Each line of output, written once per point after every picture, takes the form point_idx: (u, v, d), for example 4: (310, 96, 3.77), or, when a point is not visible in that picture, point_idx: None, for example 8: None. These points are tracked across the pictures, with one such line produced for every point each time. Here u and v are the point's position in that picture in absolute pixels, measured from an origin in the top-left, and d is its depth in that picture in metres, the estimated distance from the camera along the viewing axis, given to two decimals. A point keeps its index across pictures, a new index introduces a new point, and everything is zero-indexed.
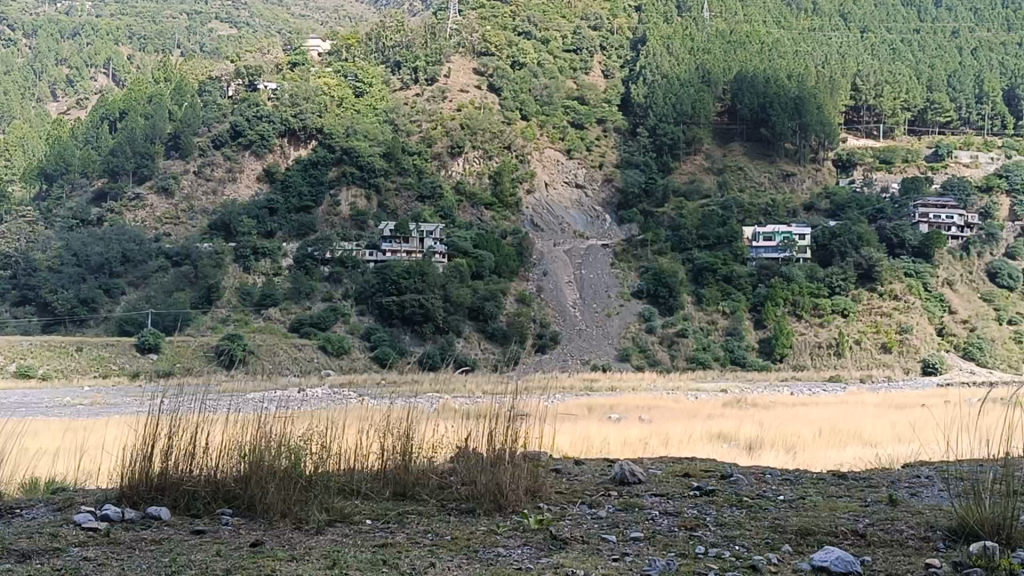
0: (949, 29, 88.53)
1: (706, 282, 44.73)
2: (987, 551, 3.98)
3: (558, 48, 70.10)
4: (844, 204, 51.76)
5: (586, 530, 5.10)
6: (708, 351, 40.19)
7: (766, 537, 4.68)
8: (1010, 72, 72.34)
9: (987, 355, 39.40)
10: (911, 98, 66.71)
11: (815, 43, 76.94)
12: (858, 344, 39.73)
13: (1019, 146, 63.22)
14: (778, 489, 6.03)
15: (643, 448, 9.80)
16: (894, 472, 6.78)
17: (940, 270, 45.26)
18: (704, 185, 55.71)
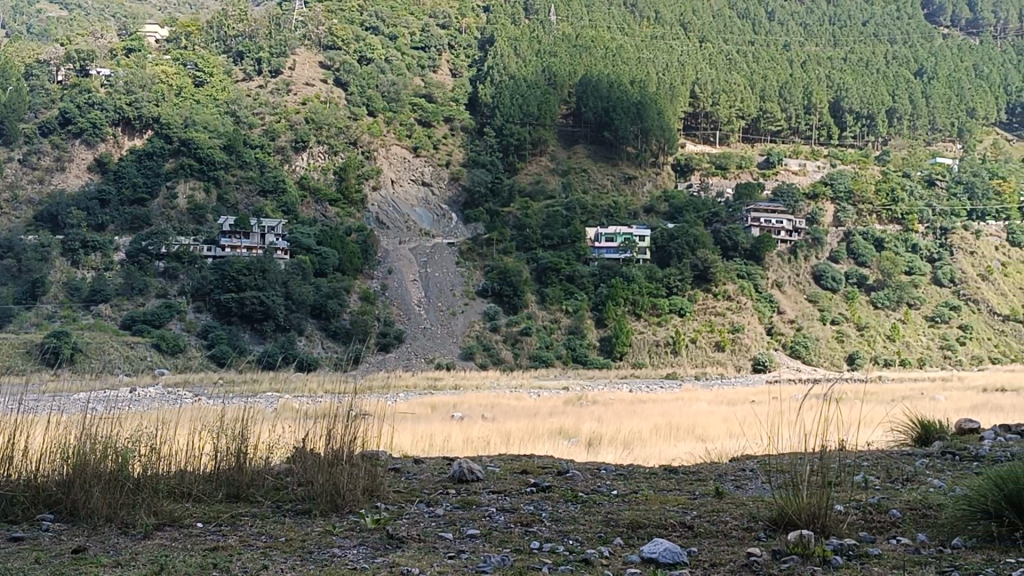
0: (781, 43, 92.84)
1: (550, 282, 45.44)
2: (803, 539, 4.14)
3: (406, 45, 69.97)
4: (681, 207, 53.64)
5: (423, 528, 5.08)
6: (550, 349, 40.67)
7: (597, 531, 4.77)
8: (836, 84, 76.28)
9: (813, 353, 41.29)
10: (745, 107, 69.61)
11: (657, 51, 79.29)
12: (693, 343, 41.10)
13: (842, 155, 66.80)
14: (613, 484, 6.17)
15: (484, 446, 9.81)
16: (724, 466, 7.08)
17: (769, 272, 47.42)
18: (549, 185, 56.53)
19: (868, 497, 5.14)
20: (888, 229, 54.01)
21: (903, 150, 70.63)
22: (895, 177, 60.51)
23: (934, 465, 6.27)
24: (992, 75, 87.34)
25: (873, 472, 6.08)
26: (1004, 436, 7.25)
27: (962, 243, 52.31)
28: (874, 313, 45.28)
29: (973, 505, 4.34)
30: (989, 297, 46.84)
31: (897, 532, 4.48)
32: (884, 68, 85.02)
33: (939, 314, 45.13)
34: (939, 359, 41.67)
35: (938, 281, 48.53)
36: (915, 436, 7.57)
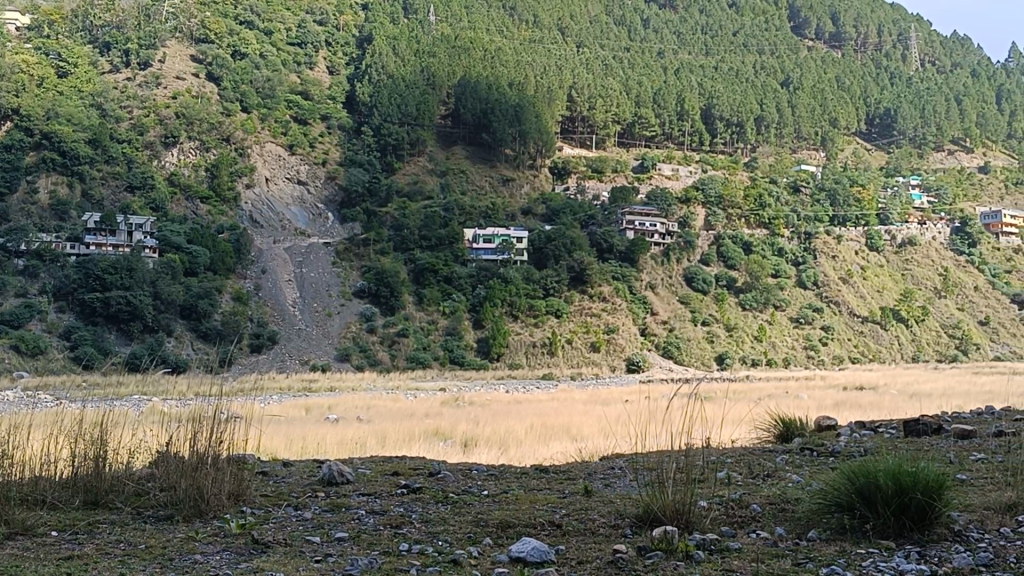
0: (655, 50, 95.18)
1: (427, 282, 45.34)
2: (667, 536, 4.22)
3: (281, 40, 68.78)
4: (558, 209, 54.27)
5: (289, 532, 4.98)
6: (427, 350, 40.50)
7: (467, 531, 4.77)
8: (707, 92, 78.45)
9: (684, 353, 42.24)
10: (620, 111, 70.99)
11: (535, 54, 80.02)
12: (569, 343, 41.55)
13: (713, 161, 68.79)
14: (482, 484, 6.17)
15: (358, 448, 9.77)
16: (591, 465, 7.15)
17: (643, 274, 48.35)
18: (428, 185, 56.29)
19: (731, 492, 5.28)
20: (756, 233, 55.81)
21: (771, 157, 73.22)
22: (762, 183, 62.68)
23: (793, 461, 6.50)
24: (852, 87, 91.54)
25: (738, 468, 6.25)
26: (858, 432, 7.58)
27: (824, 247, 54.43)
28: (742, 313, 46.59)
29: (829, 499, 4.50)
30: (850, 300, 48.88)
31: (758, 526, 4.61)
32: (752, 77, 88.03)
33: (803, 315, 46.85)
34: (804, 358, 43.24)
35: (802, 284, 50.40)
36: (778, 433, 7.81)
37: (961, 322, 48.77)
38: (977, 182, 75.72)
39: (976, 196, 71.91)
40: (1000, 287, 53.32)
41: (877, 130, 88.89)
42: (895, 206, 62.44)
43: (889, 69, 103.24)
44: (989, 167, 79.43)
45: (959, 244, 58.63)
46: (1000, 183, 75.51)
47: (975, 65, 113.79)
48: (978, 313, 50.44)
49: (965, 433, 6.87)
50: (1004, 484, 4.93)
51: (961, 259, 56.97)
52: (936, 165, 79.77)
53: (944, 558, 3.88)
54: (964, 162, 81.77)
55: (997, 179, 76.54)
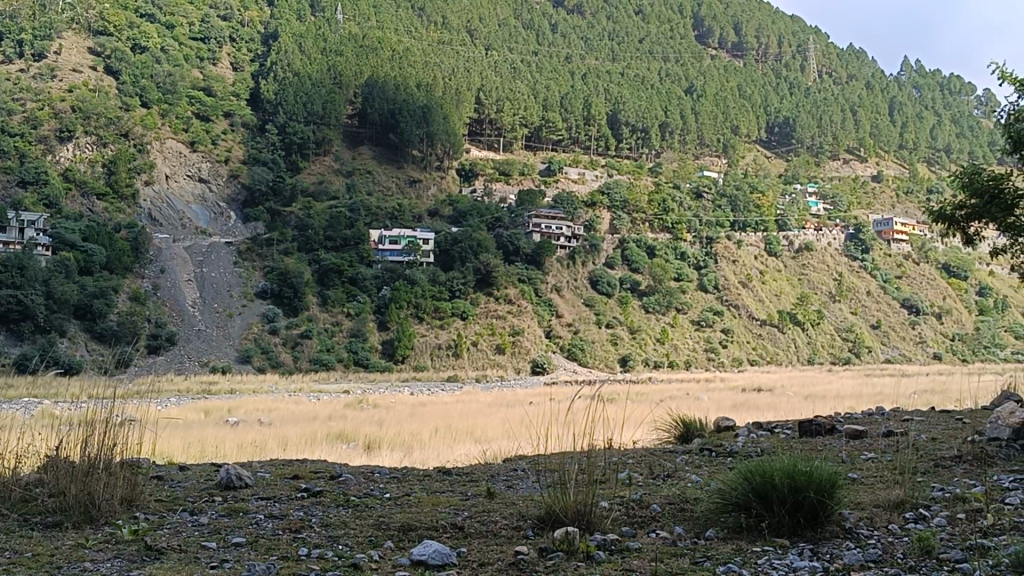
0: (563, 55, 96.23)
1: (332, 284, 44.88)
2: (568, 537, 4.23)
3: (184, 35, 67.34)
4: (465, 211, 54.30)
5: (185, 539, 4.85)
6: (331, 352, 40.01)
7: (369, 535, 4.71)
8: (614, 97, 79.63)
9: (588, 355, 42.54)
10: (528, 115, 71.54)
11: (444, 56, 80.07)
12: (475, 345, 41.55)
13: (619, 166, 69.79)
14: (384, 488, 6.12)
15: (259, 451, 9.61)
16: (494, 467, 7.15)
17: (549, 277, 48.67)
18: (334, 185, 55.56)
19: (632, 494, 5.34)
20: (659, 237, 56.74)
21: (674, 163, 74.57)
22: (666, 188, 63.87)
23: (693, 462, 6.61)
24: (753, 96, 94.03)
25: (639, 469, 6.33)
26: (755, 433, 7.77)
27: (725, 252, 55.61)
28: (645, 316, 47.22)
29: (728, 499, 4.58)
30: (749, 303, 50.02)
31: (657, 526, 4.67)
32: (657, 84, 89.65)
33: (704, 318, 47.73)
34: (704, 360, 44.03)
35: (703, 287, 51.39)
36: (678, 433, 7.96)
37: (854, 326, 50.30)
38: (870, 190, 78.39)
39: (869, 204, 74.42)
40: (891, 292, 55.22)
41: (777, 138, 91.37)
42: (793, 212, 64.34)
43: (788, 80, 106.34)
44: (881, 176, 82.35)
45: (852, 250, 60.57)
46: (892, 192, 78.32)
47: (869, 78, 118.02)
48: (870, 317, 52.11)
49: (857, 433, 7.08)
50: (892, 484, 5.10)
51: (854, 265, 58.84)
52: (832, 174, 82.32)
53: (834, 554, 3.98)
54: (858, 171, 84.59)
55: (889, 187, 79.37)
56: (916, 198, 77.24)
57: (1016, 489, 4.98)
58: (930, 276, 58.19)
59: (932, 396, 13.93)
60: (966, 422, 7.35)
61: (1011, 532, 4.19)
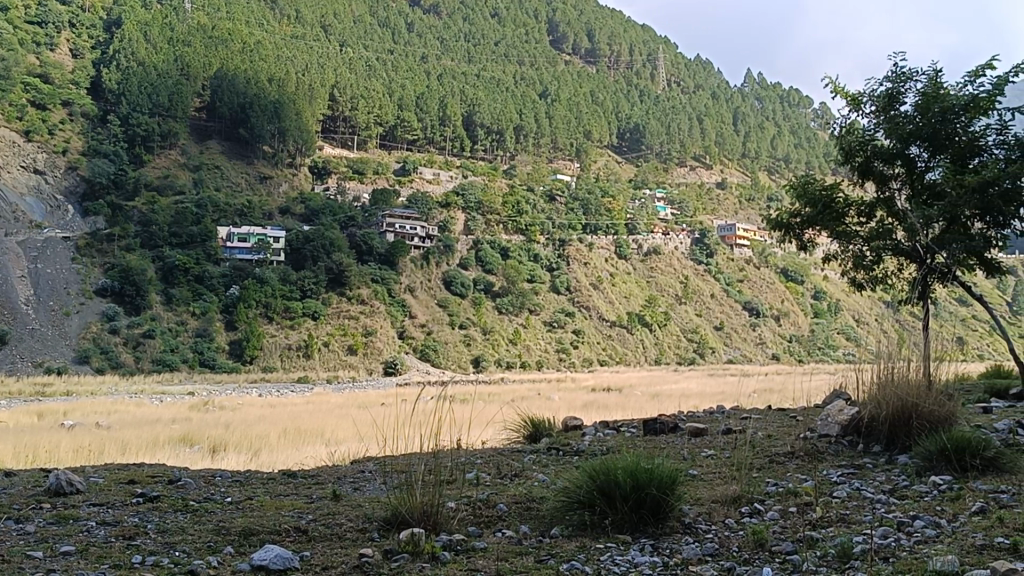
0: (419, 54, 96.02)
1: (177, 282, 43.39)
2: (414, 538, 4.19)
3: (18, 18, 63.81)
4: (317, 210, 53.48)
5: (8, 548, 4.57)
6: (175, 353, 38.66)
7: (206, 541, 4.56)
8: (469, 99, 79.98)
9: (441, 357, 42.37)
10: (383, 114, 71.14)
11: (297, 50, 78.67)
12: (326, 346, 40.84)
13: (473, 167, 70.27)
14: (226, 491, 5.93)
15: (95, 455, 9.19)
16: (342, 469, 7.04)
17: (402, 277, 48.43)
18: (180, 180, 53.68)
19: (478, 493, 5.35)
20: (513, 238, 57.33)
21: (528, 165, 75.60)
22: (520, 191, 64.65)
23: (540, 461, 6.66)
24: (605, 102, 96.16)
25: (486, 468, 6.34)
26: (601, 432, 7.89)
27: (577, 255, 56.61)
28: (498, 317, 47.47)
29: (573, 497, 4.64)
30: (599, 305, 50.99)
31: (503, 526, 4.68)
32: (512, 87, 90.57)
33: (556, 319, 48.32)
34: (556, 361, 44.52)
35: (555, 289, 52.20)
36: (527, 433, 8.01)
37: (699, 327, 51.95)
38: (715, 197, 81.35)
39: (713, 210, 77.20)
40: (733, 295, 57.41)
41: (628, 144, 93.72)
42: (641, 217, 66.28)
43: (638, 87, 109.29)
44: (725, 183, 85.61)
45: (697, 255, 62.74)
46: (735, 200, 81.52)
47: (714, 89, 122.57)
48: (714, 319, 53.95)
49: (698, 431, 7.30)
50: (729, 479, 5.27)
51: (699, 268, 60.89)
52: (679, 180, 84.99)
53: (675, 550, 4.08)
54: (703, 178, 87.66)
55: (732, 195, 82.58)
56: (757, 205, 80.79)
57: (845, 482, 5.22)
58: (770, 280, 60.62)
59: (770, 395, 14.55)
60: (799, 420, 7.67)
61: (838, 523, 4.39)
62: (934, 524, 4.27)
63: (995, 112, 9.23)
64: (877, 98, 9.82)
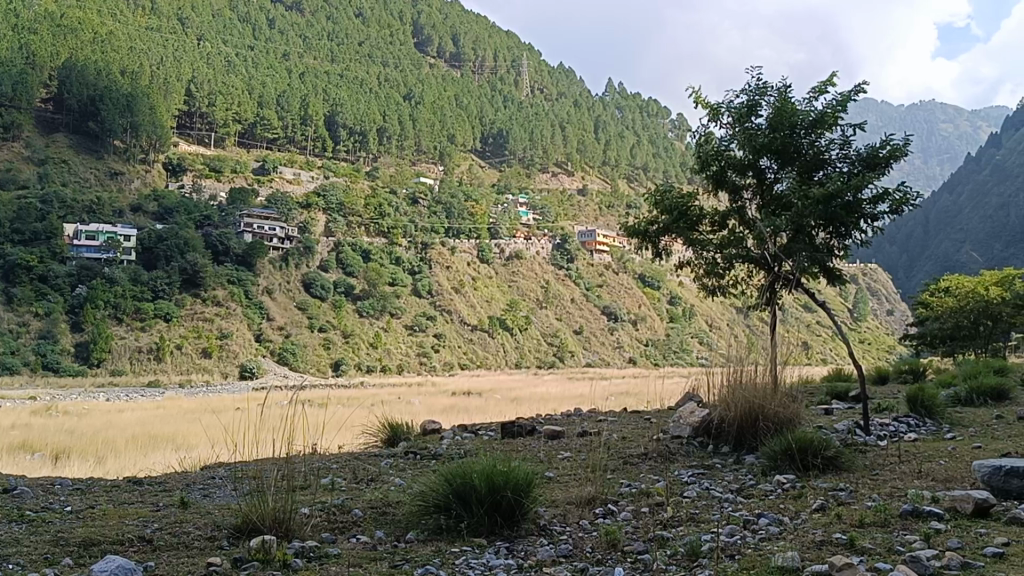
0: (280, 51, 94.49)
1: (18, 281, 41.24)
2: (265, 546, 4.07)
3: None
4: (171, 208, 51.76)
5: None
6: (16, 355, 36.71)
7: (44, 553, 4.31)
8: (332, 98, 79.11)
9: (300, 360, 41.37)
10: (242, 111, 69.66)
11: (152, 43, 76.18)
12: (179, 349, 39.49)
13: (335, 168, 69.56)
14: (66, 500, 5.67)
15: None
16: (193, 475, 6.82)
17: (260, 279, 47.45)
18: (23, 173, 51.00)
19: (333, 498, 5.26)
20: (374, 241, 56.92)
21: (391, 168, 75.56)
22: (383, 193, 64.39)
23: (398, 465, 6.62)
24: (469, 106, 96.67)
25: (342, 474, 6.25)
26: (459, 435, 7.91)
27: (439, 258, 56.74)
28: (359, 320, 46.81)
29: (429, 501, 4.62)
30: (461, 309, 51.14)
31: (359, 531, 4.61)
32: (376, 88, 90.07)
33: (417, 323, 48.01)
34: (417, 364, 43.87)
35: (417, 292, 52.02)
36: (384, 437, 7.93)
37: (559, 332, 52.58)
38: (576, 203, 82.97)
39: (574, 217, 78.82)
40: (593, 300, 58.58)
41: (491, 149, 94.68)
42: (504, 223, 67.09)
43: (502, 93, 110.44)
44: (586, 191, 87.40)
45: (558, 260, 63.79)
46: (595, 206, 83.40)
47: (576, 97, 125.03)
48: (573, 323, 54.75)
49: (554, 434, 7.39)
50: (585, 481, 5.34)
51: (560, 273, 61.95)
52: (541, 185, 86.44)
53: (529, 551, 4.11)
54: (565, 184, 89.34)
55: (592, 201, 84.41)
56: (616, 212, 82.92)
57: (694, 483, 5.37)
58: (628, 285, 62.04)
59: (627, 398, 14.81)
60: (653, 422, 7.86)
61: (688, 523, 4.50)
62: (778, 521, 4.42)
63: (840, 126, 9.68)
64: (732, 110, 10.12)
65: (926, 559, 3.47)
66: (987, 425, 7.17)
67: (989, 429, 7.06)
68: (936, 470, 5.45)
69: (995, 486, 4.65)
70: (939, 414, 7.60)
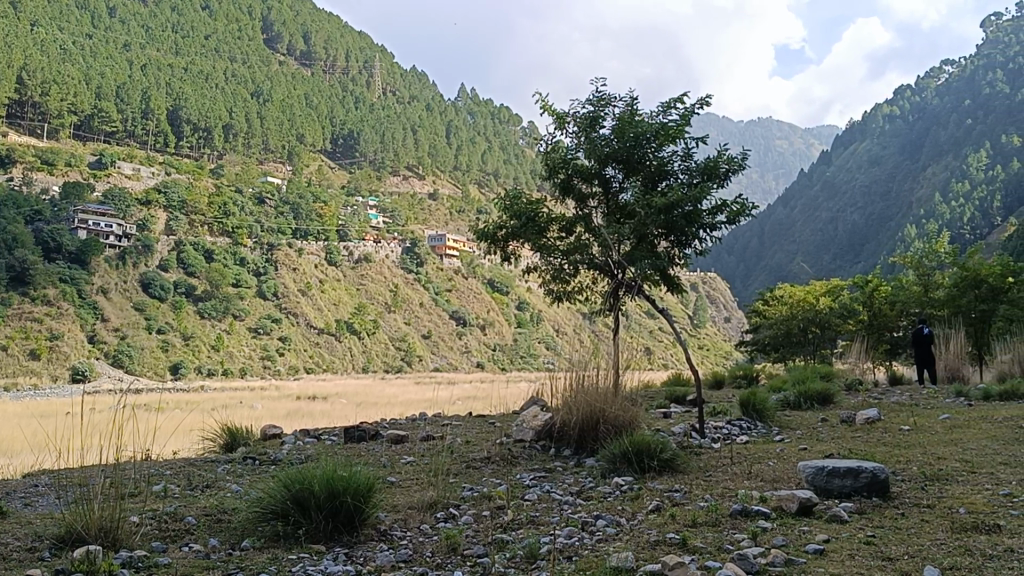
0: (120, 42, 90.81)
1: None
2: (89, 556, 3.85)
3: None
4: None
5: None
6: None
7: None
8: (174, 92, 76.62)
9: (136, 362, 39.70)
10: (78, 102, 66.69)
11: None
12: (4, 350, 37.25)
13: (177, 165, 67.37)
14: None
15: None
16: (15, 484, 6.46)
17: (94, 278, 45.49)
18: None
19: (166, 506, 5.07)
20: (218, 241, 55.48)
21: (236, 165, 73.85)
22: (227, 191, 62.92)
23: (234, 471, 6.43)
24: (319, 106, 95.58)
25: (174, 480, 6.02)
26: (301, 439, 7.76)
27: (285, 259, 55.73)
28: (200, 322, 45.28)
29: (266, 506, 4.52)
30: (307, 312, 50.22)
31: (193, 540, 4.45)
32: (222, 83, 87.69)
33: (262, 325, 46.78)
34: (260, 368, 42.18)
35: (262, 294, 50.96)
36: (223, 442, 7.72)
37: (407, 335, 52.23)
38: (426, 207, 83.32)
39: (424, 221, 79.06)
40: (442, 304, 58.62)
41: (340, 150, 93.88)
42: (352, 225, 66.74)
43: (353, 94, 109.63)
44: (436, 195, 87.79)
45: (407, 264, 63.72)
46: (445, 211, 83.90)
47: (428, 101, 125.21)
48: (422, 327, 54.58)
49: (396, 438, 7.35)
50: (427, 484, 5.32)
51: (409, 277, 61.91)
52: (391, 188, 86.37)
53: (369, 557, 4.06)
54: (415, 188, 89.59)
55: (442, 206, 84.91)
56: (466, 216, 83.59)
57: (536, 485, 5.45)
58: (477, 290, 62.44)
59: (473, 402, 14.91)
60: (497, 426, 7.91)
61: (529, 525, 4.56)
62: (615, 523, 4.52)
63: (682, 139, 10.02)
64: (579, 119, 10.28)
65: (751, 556, 3.61)
66: (813, 427, 7.53)
67: (814, 430, 7.45)
68: (766, 470, 5.68)
69: (817, 486, 4.88)
70: (771, 418, 7.94)
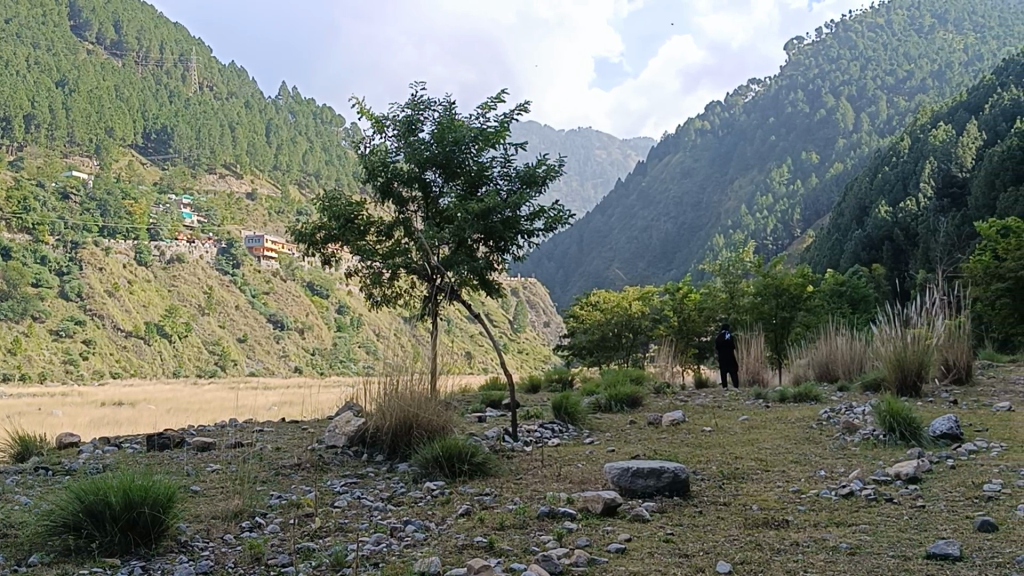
0: None
1: None
2: None
3: None
4: None
5: None
6: None
7: None
8: None
9: None
10: None
11: None
12: None
13: None
14: None
15: None
16: None
17: None
18: None
19: None
20: (16, 238, 52.23)
21: (39, 158, 69.87)
22: (28, 186, 59.63)
23: (23, 482, 6.07)
24: (130, 99, 92.03)
25: None
26: (101, 448, 7.40)
27: (91, 259, 53.10)
28: None
29: (57, 518, 4.29)
30: (114, 314, 47.96)
31: None
32: (24, 70, 82.85)
33: (64, 328, 44.37)
34: (61, 373, 39.75)
35: (64, 295, 48.31)
36: (13, 452, 7.27)
37: (222, 338, 50.52)
38: (243, 206, 81.34)
39: (242, 220, 77.24)
40: (258, 307, 57.39)
41: (153, 146, 90.54)
42: (164, 224, 64.62)
43: (168, 88, 105.87)
44: (254, 195, 85.98)
45: (223, 266, 62.18)
46: (263, 211, 82.19)
47: (248, 98, 122.42)
48: (237, 331, 52.88)
49: (204, 446, 7.13)
50: (233, 493, 5.18)
51: (224, 279, 60.30)
52: (207, 186, 84.45)
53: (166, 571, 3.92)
54: (233, 186, 87.39)
55: (261, 206, 83.28)
56: (286, 218, 82.23)
57: (345, 492, 5.38)
58: (295, 293, 61.49)
59: (289, 407, 14.69)
60: (308, 432, 7.79)
61: (336, 532, 4.51)
62: (423, 528, 4.53)
63: (502, 145, 10.20)
64: (398, 122, 10.26)
65: (555, 558, 3.69)
66: (622, 430, 7.77)
67: (621, 432, 7.68)
68: (573, 472, 5.85)
69: (621, 485, 5.04)
70: (580, 420, 8.16)
